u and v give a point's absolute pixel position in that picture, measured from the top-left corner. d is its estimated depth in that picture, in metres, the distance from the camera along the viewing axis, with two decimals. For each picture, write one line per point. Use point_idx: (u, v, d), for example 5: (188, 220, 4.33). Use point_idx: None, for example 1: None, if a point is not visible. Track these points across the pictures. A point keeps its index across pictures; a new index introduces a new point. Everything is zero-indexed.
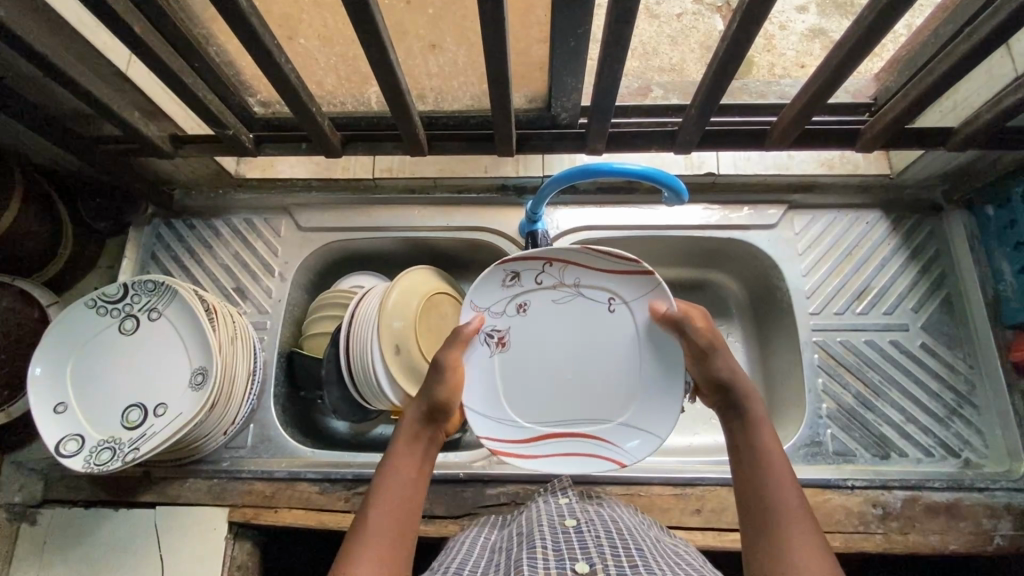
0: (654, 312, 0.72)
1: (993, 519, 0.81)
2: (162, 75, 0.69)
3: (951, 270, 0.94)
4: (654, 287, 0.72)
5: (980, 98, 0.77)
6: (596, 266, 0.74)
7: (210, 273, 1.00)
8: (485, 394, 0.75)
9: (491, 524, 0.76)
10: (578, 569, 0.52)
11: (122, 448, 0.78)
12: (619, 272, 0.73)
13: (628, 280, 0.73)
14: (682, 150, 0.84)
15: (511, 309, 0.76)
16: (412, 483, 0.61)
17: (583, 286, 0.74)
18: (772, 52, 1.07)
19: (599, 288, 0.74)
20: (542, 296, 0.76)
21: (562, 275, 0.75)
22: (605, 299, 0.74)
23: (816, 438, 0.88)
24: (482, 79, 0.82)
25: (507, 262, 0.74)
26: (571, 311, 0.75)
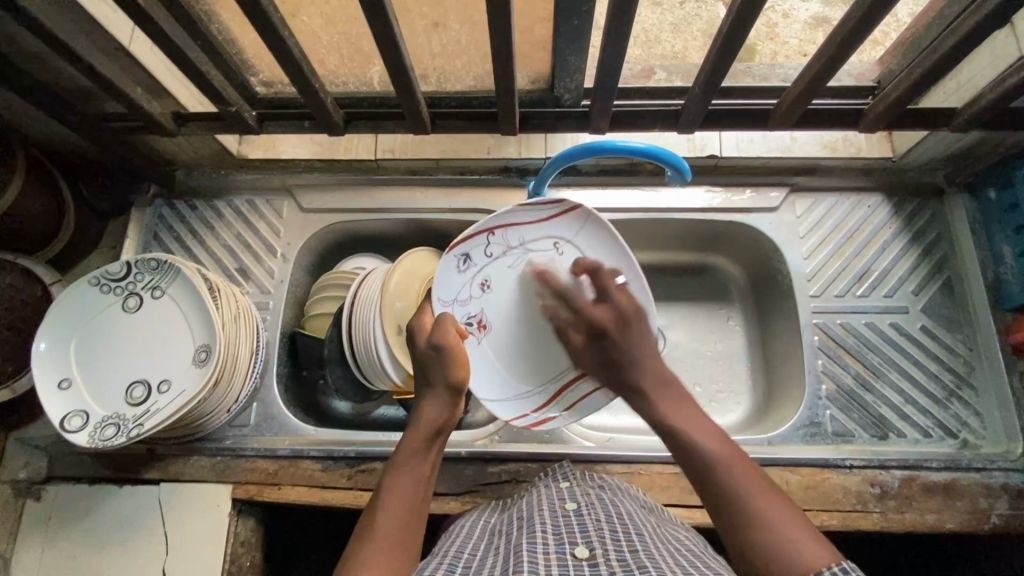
0: (595, 238, 0.80)
1: (990, 499, 0.82)
2: (166, 48, 0.69)
3: (952, 253, 0.94)
4: (584, 217, 0.80)
5: (984, 78, 0.76)
6: (533, 220, 0.80)
7: (212, 253, 1.00)
8: (489, 376, 0.83)
9: (490, 507, 0.76)
10: (578, 554, 0.52)
11: (126, 424, 0.78)
12: (553, 220, 0.80)
13: (565, 221, 0.80)
14: (685, 129, 0.84)
15: (477, 289, 0.81)
16: (423, 484, 0.62)
17: (528, 242, 0.81)
18: (774, 40, 1.06)
19: (540, 237, 0.81)
20: (496, 265, 0.81)
21: (506, 240, 0.81)
22: (552, 245, 0.81)
23: (815, 419, 0.88)
24: (485, 59, 0.82)
25: (456, 247, 0.79)
26: (525, 269, 0.81)
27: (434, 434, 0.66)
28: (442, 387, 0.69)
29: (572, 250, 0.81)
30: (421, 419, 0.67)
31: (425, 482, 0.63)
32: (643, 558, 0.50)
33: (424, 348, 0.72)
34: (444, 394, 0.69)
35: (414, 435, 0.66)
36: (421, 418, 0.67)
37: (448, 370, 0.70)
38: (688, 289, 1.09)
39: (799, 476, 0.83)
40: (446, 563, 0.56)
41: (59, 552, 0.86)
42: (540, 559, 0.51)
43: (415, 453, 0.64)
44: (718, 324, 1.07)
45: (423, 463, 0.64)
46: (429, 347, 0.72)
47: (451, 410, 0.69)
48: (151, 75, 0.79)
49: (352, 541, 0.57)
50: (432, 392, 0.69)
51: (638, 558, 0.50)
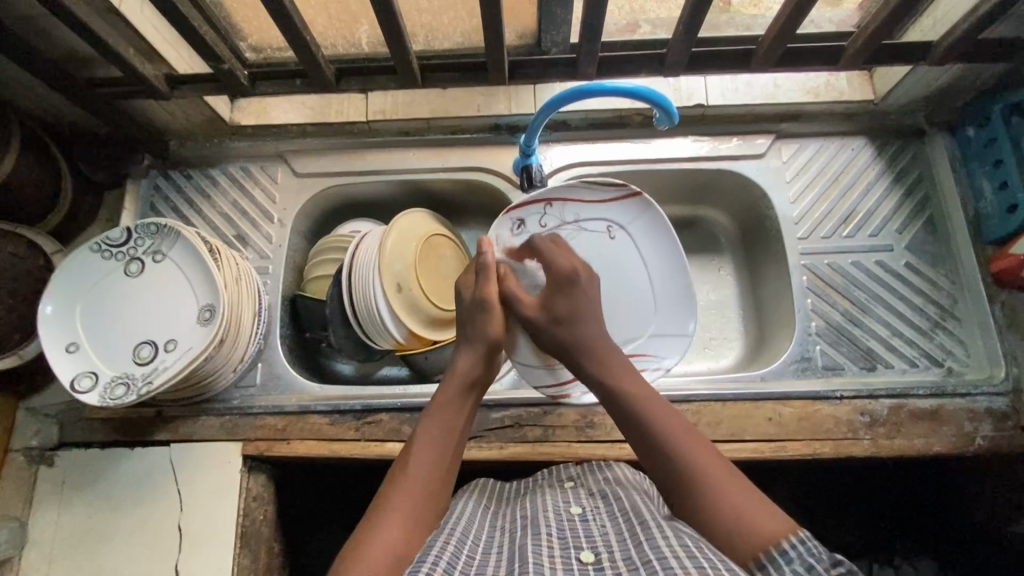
0: (647, 227, 0.83)
1: (975, 422, 0.85)
2: (160, 4, 0.70)
3: (935, 192, 0.97)
4: (642, 205, 0.82)
5: (958, 11, 0.78)
6: (590, 199, 0.83)
7: (209, 221, 1.01)
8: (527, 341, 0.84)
9: (487, 488, 0.77)
10: (584, 559, 0.53)
11: (136, 382, 0.80)
12: (613, 202, 0.83)
13: (622, 206, 0.83)
14: (671, 71, 0.86)
15: (524, 256, 0.84)
16: (454, 435, 0.65)
17: (583, 219, 0.84)
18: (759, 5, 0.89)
19: (596, 218, 0.84)
20: (549, 238, 0.84)
21: (563, 214, 0.84)
22: (604, 228, 0.84)
23: (805, 354, 0.91)
24: (472, 13, 0.83)
25: (514, 210, 0.82)
26: (576, 244, 0.84)
27: (467, 389, 0.69)
28: (481, 344, 0.72)
29: (625, 237, 0.84)
30: (457, 373, 0.70)
31: (457, 432, 0.66)
32: (649, 556, 0.52)
33: (467, 300, 0.75)
34: (482, 351, 0.71)
35: (450, 385, 0.69)
36: (455, 370, 0.70)
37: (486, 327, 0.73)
38: (679, 242, 1.11)
39: (791, 409, 0.86)
40: (448, 541, 0.57)
41: (75, 514, 0.87)
42: (545, 561, 0.52)
43: (451, 403, 0.67)
44: (710, 274, 1.09)
45: (457, 415, 0.67)
46: (473, 300, 0.74)
47: (483, 368, 0.72)
48: (141, 36, 0.79)
49: (382, 484, 0.60)
50: (471, 347, 0.72)
51: (643, 556, 0.52)
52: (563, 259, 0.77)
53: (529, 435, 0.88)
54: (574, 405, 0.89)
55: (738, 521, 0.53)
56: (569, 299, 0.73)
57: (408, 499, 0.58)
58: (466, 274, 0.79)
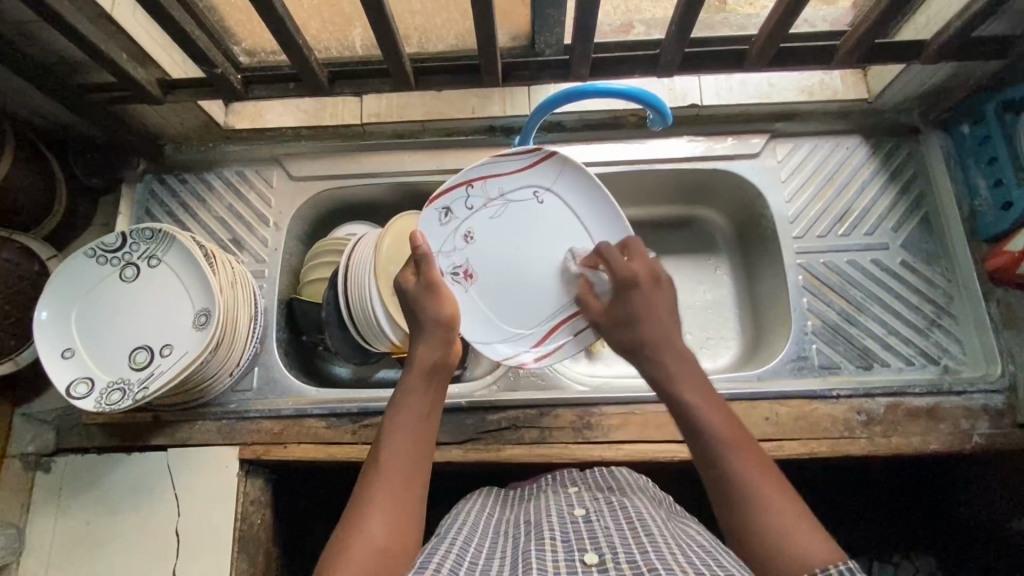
0: (572, 182, 0.83)
1: (971, 420, 0.85)
2: (152, 10, 0.70)
3: (930, 191, 0.97)
4: (561, 161, 0.83)
5: (950, 9, 0.78)
6: (508, 170, 0.83)
7: (204, 226, 1.01)
8: (483, 320, 0.83)
9: (494, 497, 0.77)
10: (588, 560, 0.53)
11: (132, 388, 0.80)
12: (530, 167, 0.83)
13: (543, 168, 0.83)
14: (664, 71, 0.85)
15: (460, 241, 0.82)
16: (422, 422, 0.65)
17: (508, 192, 0.83)
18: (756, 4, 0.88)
19: (519, 187, 0.83)
20: (479, 217, 0.83)
21: (486, 192, 0.83)
22: (531, 195, 0.83)
23: (802, 353, 0.91)
24: (465, 16, 0.83)
25: (436, 200, 0.80)
26: (507, 218, 0.83)
27: (430, 374, 0.69)
28: (434, 328, 0.72)
29: (552, 198, 0.83)
30: (419, 361, 0.70)
31: (426, 418, 0.66)
32: (654, 562, 0.51)
33: (413, 286, 0.74)
34: (438, 335, 0.71)
35: (413, 374, 0.68)
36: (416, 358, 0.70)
37: (439, 310, 0.72)
38: (675, 242, 1.11)
39: (788, 408, 0.86)
40: (454, 551, 0.57)
41: (73, 519, 0.87)
42: (549, 566, 0.52)
43: (417, 390, 0.67)
44: (706, 274, 1.09)
45: (424, 400, 0.67)
46: (419, 286, 0.73)
47: (444, 349, 0.71)
48: (134, 41, 0.79)
49: (357, 482, 0.60)
50: (427, 334, 0.72)
51: (649, 562, 0.51)
52: (630, 265, 0.74)
53: (526, 436, 0.88)
54: (570, 406, 0.89)
55: (786, 542, 0.52)
56: (629, 303, 0.72)
57: (385, 493, 0.58)
58: (408, 266, 0.77)
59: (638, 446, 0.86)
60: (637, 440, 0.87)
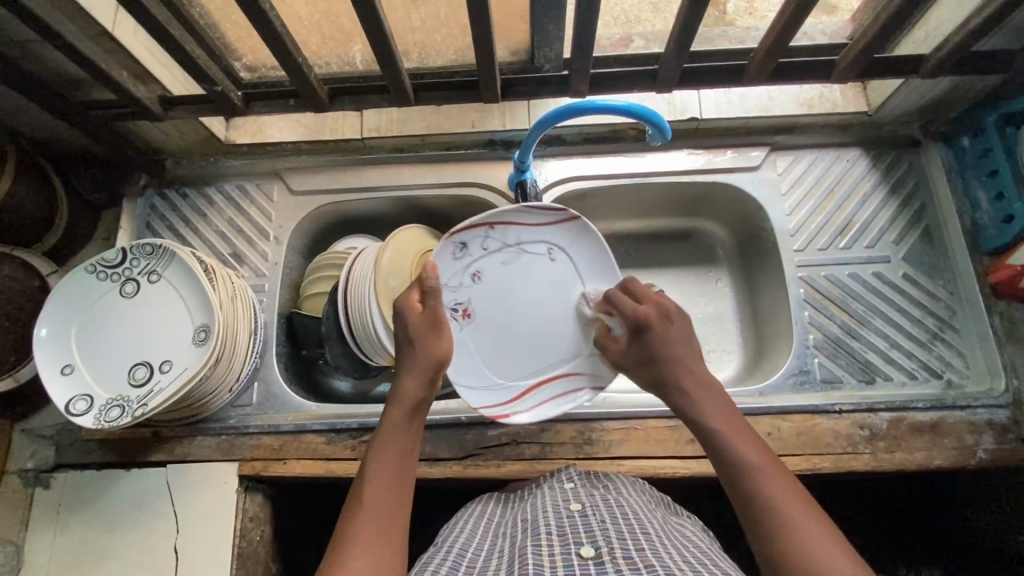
0: (588, 251, 0.82)
1: (976, 435, 0.84)
2: (151, 29, 0.70)
3: (930, 203, 0.97)
4: (581, 228, 0.81)
5: (949, 24, 0.78)
6: (531, 222, 0.80)
7: (205, 240, 1.01)
8: (469, 364, 0.80)
9: (494, 499, 0.77)
10: (584, 554, 0.53)
11: (131, 405, 0.80)
12: (553, 224, 0.80)
13: (561, 228, 0.81)
14: (664, 87, 0.86)
15: (467, 279, 0.79)
16: (405, 461, 0.63)
17: (524, 242, 0.80)
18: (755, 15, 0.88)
19: (538, 239, 0.81)
20: (491, 260, 0.80)
21: (505, 237, 0.80)
22: (545, 250, 0.81)
23: (804, 367, 0.91)
24: (465, 31, 0.83)
25: (457, 233, 0.76)
26: (517, 267, 0.80)
27: (414, 410, 0.68)
28: (426, 362, 0.70)
29: (565, 259, 0.82)
30: (403, 396, 0.68)
31: (410, 455, 0.65)
32: (650, 559, 0.51)
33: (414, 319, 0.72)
34: (427, 370, 0.70)
35: (397, 411, 0.67)
36: (402, 393, 0.68)
37: (434, 346, 0.71)
38: (675, 254, 1.11)
39: (791, 423, 0.86)
40: (447, 559, 0.58)
41: (70, 537, 0.87)
42: (545, 560, 0.52)
43: (399, 427, 0.66)
44: (707, 286, 1.09)
45: (405, 437, 0.65)
46: (422, 320, 0.72)
47: (428, 386, 0.70)
48: (135, 59, 0.79)
49: (338, 525, 0.58)
50: (415, 366, 0.70)
51: (644, 558, 0.51)
52: (639, 307, 0.72)
53: (526, 452, 0.87)
54: (571, 422, 0.89)
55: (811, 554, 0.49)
56: (648, 346, 0.70)
57: (367, 538, 0.56)
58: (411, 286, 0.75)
59: (638, 462, 0.86)
60: (637, 456, 0.87)
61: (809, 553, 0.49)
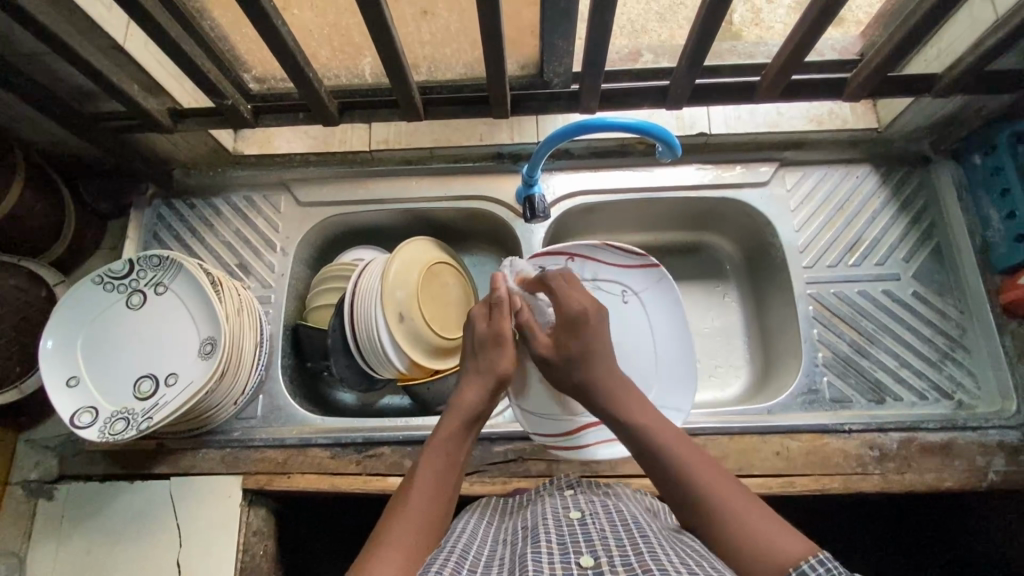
0: (662, 296, 0.88)
1: (986, 457, 0.83)
2: (163, 43, 0.70)
3: (941, 220, 0.96)
4: (658, 275, 0.88)
5: (962, 44, 0.78)
6: (608, 261, 0.89)
7: (211, 250, 1.01)
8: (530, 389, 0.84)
9: (492, 505, 0.75)
10: (583, 564, 0.52)
11: (136, 418, 0.79)
12: (629, 268, 0.89)
13: (637, 273, 0.89)
14: (674, 104, 0.85)
15: None
16: (454, 471, 0.65)
17: (600, 278, 0.89)
18: (760, 26, 0.90)
19: (614, 280, 0.89)
20: None
21: (584, 270, 0.89)
22: (620, 291, 0.89)
23: (813, 386, 0.90)
24: (475, 45, 0.83)
25: (538, 257, 0.87)
26: None
27: (469, 424, 0.69)
28: (487, 378, 0.72)
29: (637, 302, 0.88)
30: (462, 408, 0.70)
31: (457, 469, 0.66)
32: (649, 563, 0.51)
33: (479, 334, 0.75)
34: (486, 384, 0.72)
35: (453, 419, 0.69)
36: (461, 403, 0.70)
37: (496, 362, 0.73)
38: (683, 268, 1.10)
39: (799, 442, 0.85)
40: (450, 560, 0.55)
41: (73, 549, 0.86)
42: (546, 568, 0.51)
43: (454, 436, 0.67)
44: (715, 301, 1.08)
45: (458, 448, 0.67)
46: (485, 336, 0.74)
47: (487, 402, 0.71)
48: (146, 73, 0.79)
49: (379, 524, 0.59)
50: (478, 379, 0.72)
51: (644, 564, 0.51)
52: (574, 300, 0.75)
53: (532, 469, 0.86)
54: None
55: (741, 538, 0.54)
56: (583, 339, 0.73)
57: (405, 536, 0.57)
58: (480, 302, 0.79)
59: (645, 481, 0.85)
60: (645, 474, 0.86)
61: (740, 535, 0.54)
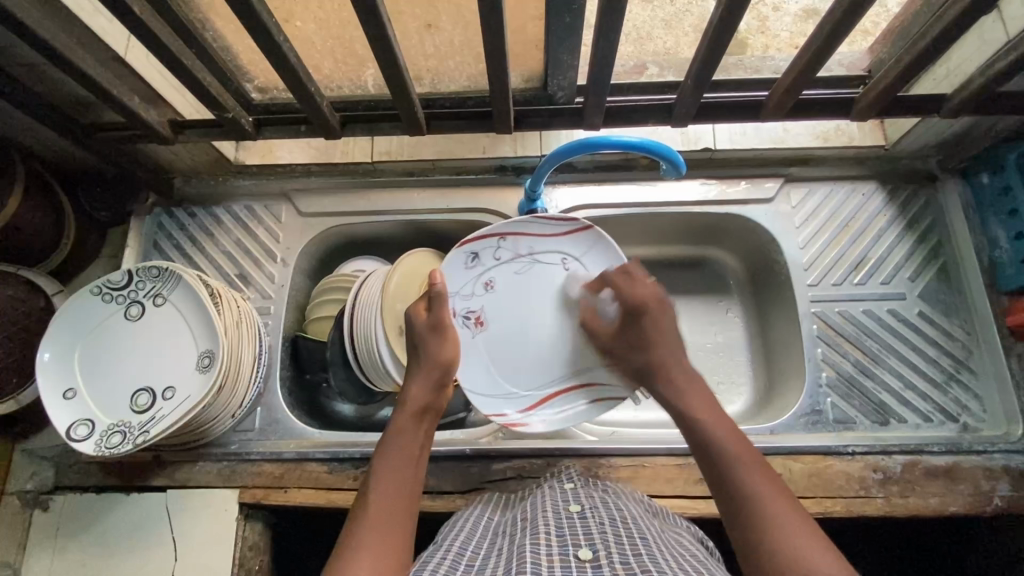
0: (602, 259, 0.85)
1: (992, 481, 0.82)
2: (163, 56, 0.69)
3: (947, 239, 0.95)
4: (595, 237, 0.84)
5: (974, 64, 0.77)
6: (542, 232, 0.85)
7: (211, 260, 1.01)
8: (483, 374, 0.84)
9: (494, 503, 0.75)
10: (581, 556, 0.52)
11: (132, 431, 0.79)
12: (564, 235, 0.85)
13: (575, 238, 0.85)
14: (679, 122, 0.85)
15: (479, 288, 0.85)
16: (412, 464, 0.64)
17: (537, 252, 0.85)
18: (765, 34, 0.94)
19: (551, 250, 0.85)
20: (503, 270, 0.85)
21: (517, 247, 0.85)
22: (560, 260, 0.86)
23: (816, 407, 0.89)
24: (479, 58, 0.82)
25: (468, 243, 0.83)
26: (530, 278, 0.85)
27: (420, 415, 0.68)
28: (431, 369, 0.72)
29: (579, 269, 0.85)
30: (410, 402, 0.69)
31: (414, 460, 0.65)
32: (647, 562, 0.50)
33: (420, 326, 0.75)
34: (433, 375, 0.72)
35: (404, 414, 0.68)
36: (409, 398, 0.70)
37: (438, 351, 0.74)
38: (686, 283, 1.09)
39: (802, 464, 0.84)
40: (447, 557, 0.56)
41: (68, 561, 0.86)
42: (543, 560, 0.51)
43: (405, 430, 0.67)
44: (718, 316, 1.07)
45: (411, 441, 0.66)
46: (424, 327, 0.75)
47: (434, 392, 0.71)
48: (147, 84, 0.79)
49: (344, 528, 0.59)
50: (423, 373, 0.72)
51: (641, 562, 0.50)
52: (636, 290, 0.76)
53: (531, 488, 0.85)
54: (578, 457, 0.87)
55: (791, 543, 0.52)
56: (643, 327, 0.75)
57: (370, 539, 0.56)
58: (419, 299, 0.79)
59: None
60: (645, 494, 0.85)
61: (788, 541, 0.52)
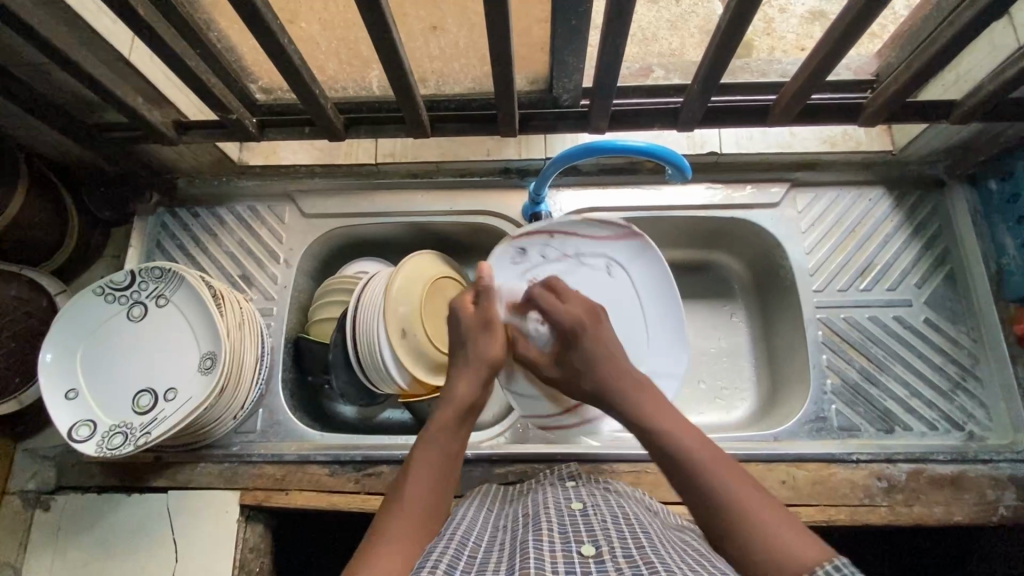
0: (646, 268, 0.89)
1: (998, 491, 0.81)
2: (167, 57, 0.69)
3: (954, 246, 0.94)
4: (642, 244, 0.88)
5: (984, 70, 0.76)
6: (589, 234, 0.88)
7: (214, 261, 1.00)
8: (522, 371, 0.87)
9: (493, 494, 0.75)
10: (584, 552, 0.51)
11: (134, 433, 0.79)
12: (615, 240, 0.88)
13: (620, 244, 0.89)
14: (684, 126, 0.84)
15: (524, 285, 0.87)
16: (448, 462, 0.65)
17: (583, 253, 0.89)
18: (771, 36, 0.94)
19: (597, 253, 0.89)
20: (548, 269, 0.88)
21: (564, 248, 0.88)
22: (604, 265, 0.89)
23: (820, 414, 0.89)
24: (484, 60, 0.82)
25: (518, 239, 0.86)
26: (575, 278, 0.89)
27: (464, 414, 0.69)
28: (480, 366, 0.73)
29: (624, 274, 0.89)
30: (456, 398, 0.70)
31: (451, 459, 0.66)
32: (650, 558, 0.49)
33: (468, 319, 0.76)
34: (480, 374, 0.72)
35: (448, 411, 0.69)
36: (453, 394, 0.70)
37: (487, 347, 0.74)
38: (689, 287, 1.09)
39: (805, 471, 0.83)
40: (450, 547, 0.55)
41: (69, 561, 0.86)
42: (546, 556, 0.50)
43: (446, 426, 0.67)
44: (721, 321, 1.07)
45: (453, 439, 0.67)
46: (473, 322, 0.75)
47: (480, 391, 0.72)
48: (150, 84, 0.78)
49: (376, 518, 0.59)
50: (468, 368, 0.73)
51: (645, 558, 0.49)
52: (567, 310, 0.77)
53: None
54: (581, 462, 0.87)
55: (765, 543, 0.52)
56: (578, 352, 0.74)
57: (405, 533, 0.56)
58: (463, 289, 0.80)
59: None
60: None
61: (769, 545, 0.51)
